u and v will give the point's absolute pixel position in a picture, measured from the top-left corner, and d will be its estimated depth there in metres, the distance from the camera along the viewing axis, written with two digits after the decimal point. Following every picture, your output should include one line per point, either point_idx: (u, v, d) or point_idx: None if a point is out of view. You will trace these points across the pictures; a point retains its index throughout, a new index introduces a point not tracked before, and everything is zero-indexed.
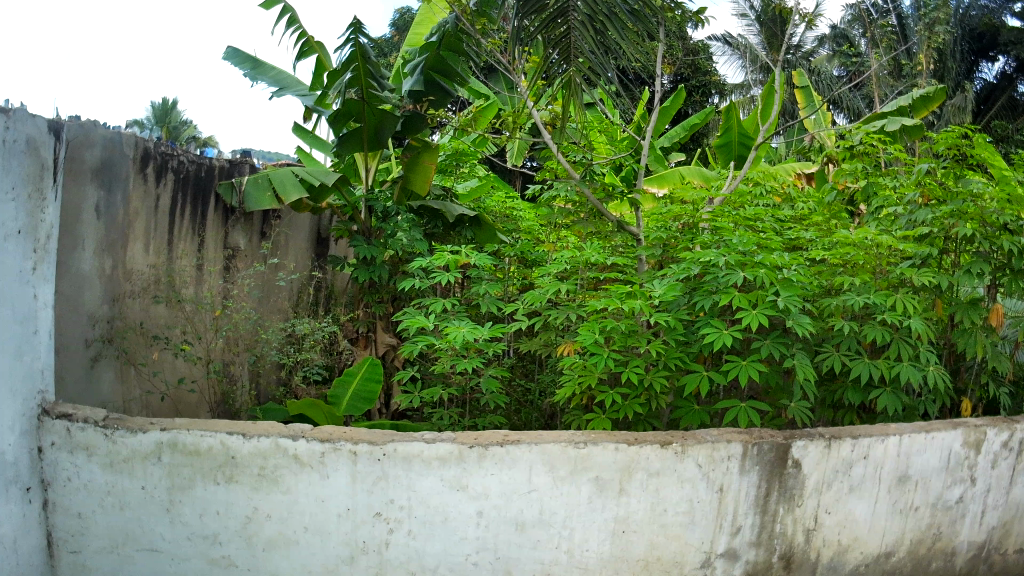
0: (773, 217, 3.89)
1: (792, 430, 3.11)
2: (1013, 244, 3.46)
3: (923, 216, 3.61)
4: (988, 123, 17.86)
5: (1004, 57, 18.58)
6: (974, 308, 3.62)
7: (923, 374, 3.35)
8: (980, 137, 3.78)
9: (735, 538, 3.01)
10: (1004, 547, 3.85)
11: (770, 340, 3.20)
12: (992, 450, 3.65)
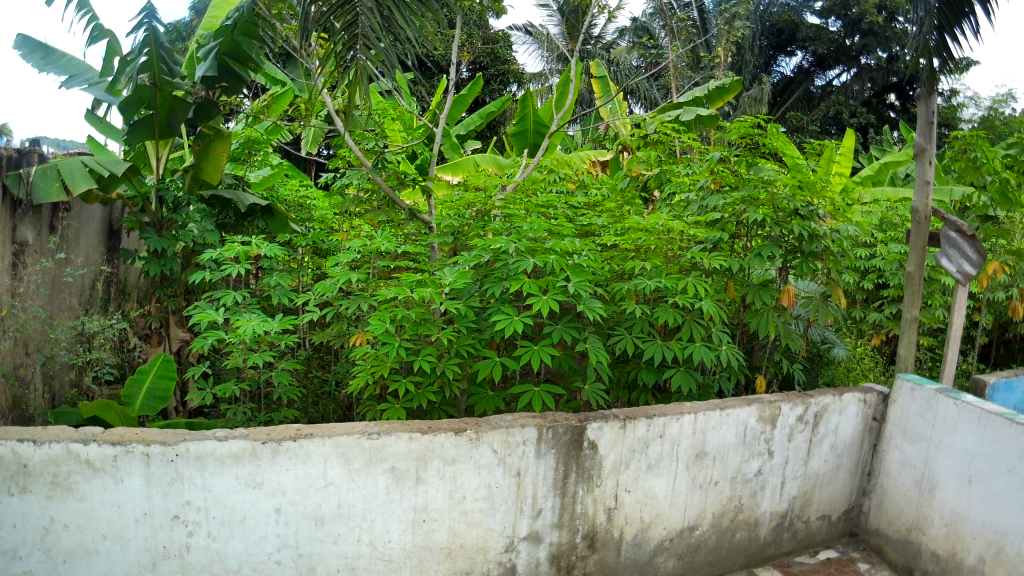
0: (566, 204, 4.16)
1: (589, 413, 3.27)
2: (803, 229, 3.70)
3: (716, 203, 3.84)
4: (782, 115, 18.86)
5: (801, 52, 19.59)
6: (765, 290, 3.86)
7: (715, 354, 3.66)
8: (771, 127, 4.03)
9: (537, 521, 3.16)
10: (805, 515, 4.21)
11: (562, 325, 3.47)
12: (788, 424, 3.93)
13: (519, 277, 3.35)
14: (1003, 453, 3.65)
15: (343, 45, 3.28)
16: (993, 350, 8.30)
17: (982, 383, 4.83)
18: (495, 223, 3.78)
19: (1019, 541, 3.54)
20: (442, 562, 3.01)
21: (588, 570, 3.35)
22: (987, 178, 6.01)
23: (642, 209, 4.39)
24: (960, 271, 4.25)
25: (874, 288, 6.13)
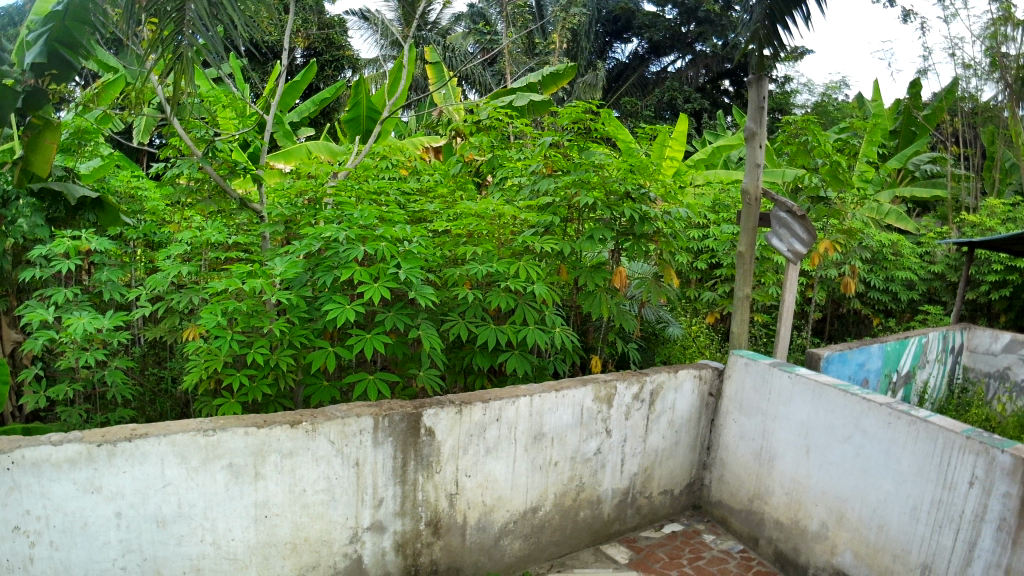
0: (400, 190, 4.31)
1: (424, 400, 3.30)
2: (634, 211, 3.93)
3: (548, 187, 4.03)
4: (617, 100, 19.20)
5: (636, 39, 19.98)
6: (597, 272, 4.10)
7: (549, 335, 3.92)
8: (602, 116, 4.32)
9: (379, 511, 3.16)
10: (647, 491, 4.36)
11: (394, 313, 3.55)
12: (624, 402, 4.05)
13: (350, 265, 3.39)
14: (838, 424, 3.84)
15: (175, 27, 3.03)
16: (826, 324, 8.69)
17: (815, 357, 5.00)
18: (326, 210, 3.83)
19: (859, 506, 3.71)
20: (287, 557, 2.96)
21: (434, 556, 3.38)
22: (816, 160, 6.27)
23: (477, 193, 4.62)
24: (790, 250, 4.41)
25: (707, 268, 6.34)
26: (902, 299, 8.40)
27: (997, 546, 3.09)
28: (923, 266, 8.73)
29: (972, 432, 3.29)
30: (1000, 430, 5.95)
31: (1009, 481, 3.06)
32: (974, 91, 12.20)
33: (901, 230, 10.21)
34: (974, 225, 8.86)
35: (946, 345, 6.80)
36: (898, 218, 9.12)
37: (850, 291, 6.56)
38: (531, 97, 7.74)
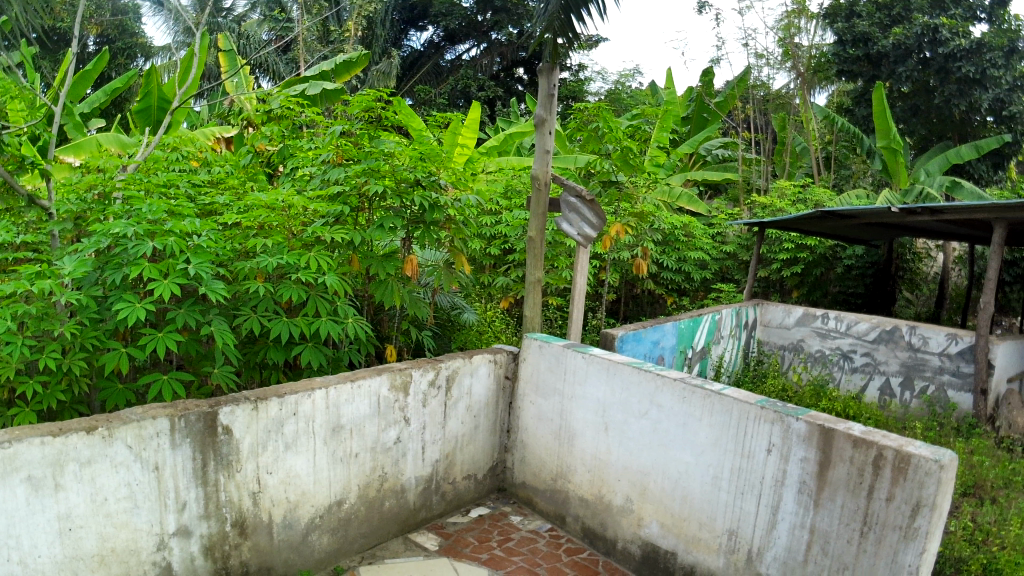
0: (188, 183, 4.18)
1: (218, 397, 3.21)
2: (424, 198, 4.20)
3: (339, 176, 4.18)
4: (411, 89, 19.01)
5: (432, 27, 19.85)
6: (387, 261, 4.30)
7: (343, 326, 3.99)
8: (389, 105, 4.46)
9: (183, 515, 3.05)
10: (450, 476, 4.40)
11: (184, 310, 3.43)
12: (420, 390, 4.09)
13: (139, 261, 3.27)
14: (633, 400, 3.97)
15: None
16: (621, 306, 8.97)
17: (611, 337, 5.12)
18: (115, 205, 3.66)
19: (661, 478, 3.85)
20: (95, 571, 2.80)
21: (243, 558, 3.29)
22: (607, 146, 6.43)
23: (267, 184, 4.62)
24: (580, 233, 4.52)
25: (499, 253, 6.42)
26: (696, 279, 8.73)
27: (798, 508, 3.28)
28: (715, 246, 9.11)
29: (765, 402, 3.48)
30: (794, 398, 6.27)
31: (806, 446, 3.25)
32: (763, 80, 12.81)
33: (693, 212, 10.60)
34: (762, 207, 9.32)
35: (738, 320, 7.13)
36: (690, 200, 9.46)
37: (643, 272, 6.76)
38: (325, 86, 7.86)
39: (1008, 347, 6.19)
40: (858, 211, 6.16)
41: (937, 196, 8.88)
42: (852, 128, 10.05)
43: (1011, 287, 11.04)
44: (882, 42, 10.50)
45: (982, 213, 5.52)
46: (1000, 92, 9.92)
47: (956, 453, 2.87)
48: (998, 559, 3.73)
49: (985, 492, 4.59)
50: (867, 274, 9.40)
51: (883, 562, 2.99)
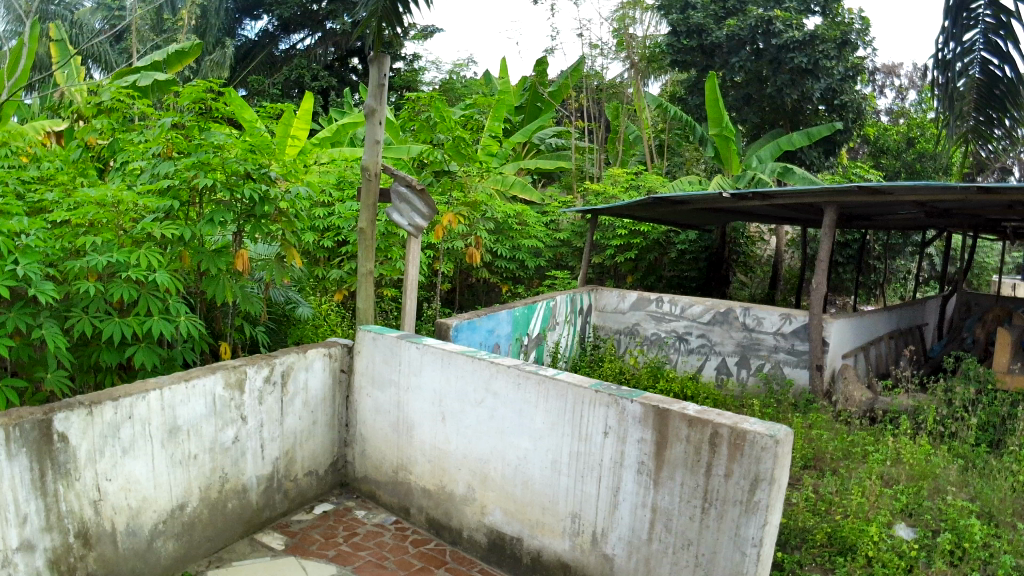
0: (12, 179, 3.98)
1: (51, 403, 3.06)
2: (254, 190, 4.16)
3: (167, 169, 4.07)
4: (245, 80, 18.50)
5: (268, 17, 19.39)
6: (218, 257, 4.21)
7: (175, 325, 3.87)
8: (219, 95, 4.36)
9: (24, 528, 2.89)
10: (292, 474, 4.33)
11: (13, 313, 3.26)
12: (256, 386, 4.00)
13: None
14: (469, 388, 3.99)
15: None
16: (457, 294, 8.74)
17: (444, 327, 5.09)
18: None
19: (501, 465, 3.88)
20: None
21: (89, 569, 3.15)
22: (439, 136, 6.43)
23: (95, 179, 4.41)
24: (412, 224, 4.50)
25: (332, 247, 6.45)
26: (530, 267, 8.81)
27: (639, 488, 3.36)
28: (548, 234, 9.22)
29: (599, 385, 3.54)
30: (631, 380, 6.40)
31: (642, 428, 3.33)
32: (597, 69, 13.01)
33: (527, 201, 10.67)
34: (595, 194, 9.50)
35: (572, 307, 7.22)
36: (524, 188, 9.52)
37: (477, 261, 6.80)
38: (158, 77, 7.60)
39: (840, 325, 6.49)
40: (690, 196, 6.33)
41: (768, 182, 9.22)
42: (685, 117, 10.33)
43: (842, 268, 11.58)
44: (715, 34, 10.84)
45: (810, 197, 5.77)
46: (831, 82, 10.32)
47: (790, 428, 3.00)
48: (841, 527, 3.91)
49: (825, 463, 4.79)
50: (700, 258, 9.81)
51: (726, 536, 3.10)
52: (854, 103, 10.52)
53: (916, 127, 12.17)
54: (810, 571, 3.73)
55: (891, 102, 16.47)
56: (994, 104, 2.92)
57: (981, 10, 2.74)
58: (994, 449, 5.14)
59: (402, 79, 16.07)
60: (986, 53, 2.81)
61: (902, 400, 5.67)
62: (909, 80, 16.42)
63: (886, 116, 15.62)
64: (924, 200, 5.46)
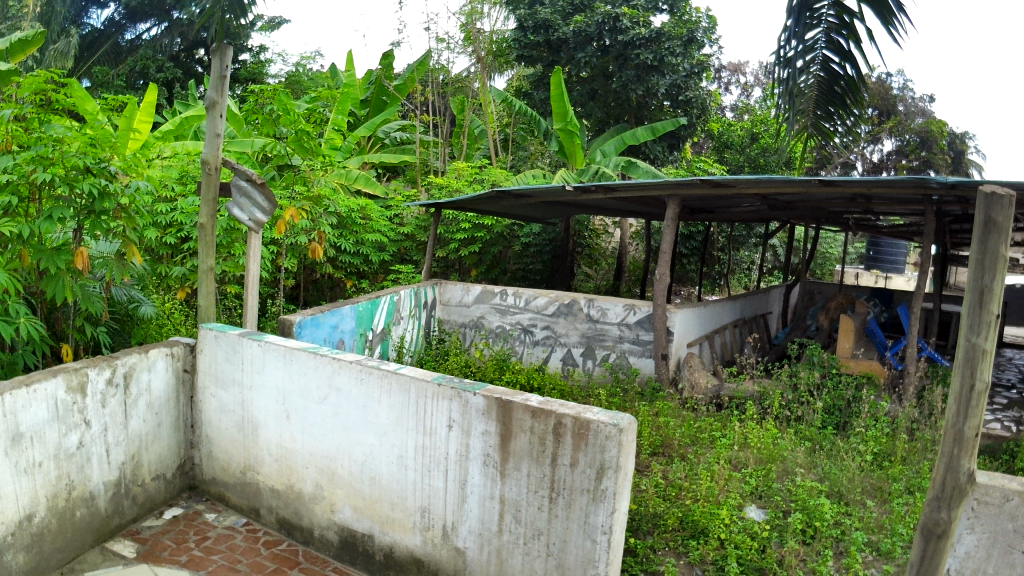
0: None
1: None
2: (93, 185, 4.01)
3: (4, 164, 3.89)
4: (86, 69, 17.81)
5: (110, 4, 18.69)
6: (57, 255, 4.05)
7: (14, 326, 3.72)
8: (58, 86, 4.19)
9: None
10: (140, 478, 4.19)
11: None
12: (98, 389, 3.85)
13: None
14: (312, 385, 3.95)
15: None
16: (302, 291, 8.52)
17: (288, 324, 5.13)
18: None
19: (348, 462, 3.85)
20: None
21: None
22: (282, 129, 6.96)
23: None
24: (251, 218, 4.48)
25: (176, 243, 6.39)
26: (374, 261, 8.70)
27: (486, 481, 3.37)
28: (392, 228, 9.14)
29: (441, 378, 3.54)
30: (477, 373, 6.41)
31: (485, 420, 3.34)
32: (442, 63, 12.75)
33: (370, 194, 10.53)
34: (439, 187, 9.48)
35: (416, 300, 7.18)
36: (367, 182, 9.41)
37: (319, 255, 6.70)
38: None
39: (684, 315, 6.67)
40: (533, 190, 6.39)
41: (612, 175, 9.39)
42: (530, 111, 10.39)
43: (686, 259, 11.97)
44: (563, 29, 10.90)
45: (654, 190, 5.89)
46: (677, 79, 10.67)
47: (633, 416, 3.05)
48: (691, 511, 4.00)
49: (672, 449, 4.90)
50: (546, 250, 9.99)
51: (575, 525, 3.14)
52: (697, 99, 10.96)
53: (759, 123, 12.60)
54: (663, 556, 3.80)
55: (736, 98, 17.01)
56: (834, 101, 3.26)
57: (824, 11, 2.96)
58: (838, 431, 5.35)
59: (249, 70, 15.77)
60: (829, 51, 3.07)
61: (747, 387, 5.86)
62: (755, 77, 16.94)
63: (731, 112, 16.08)
64: (764, 193, 5.64)
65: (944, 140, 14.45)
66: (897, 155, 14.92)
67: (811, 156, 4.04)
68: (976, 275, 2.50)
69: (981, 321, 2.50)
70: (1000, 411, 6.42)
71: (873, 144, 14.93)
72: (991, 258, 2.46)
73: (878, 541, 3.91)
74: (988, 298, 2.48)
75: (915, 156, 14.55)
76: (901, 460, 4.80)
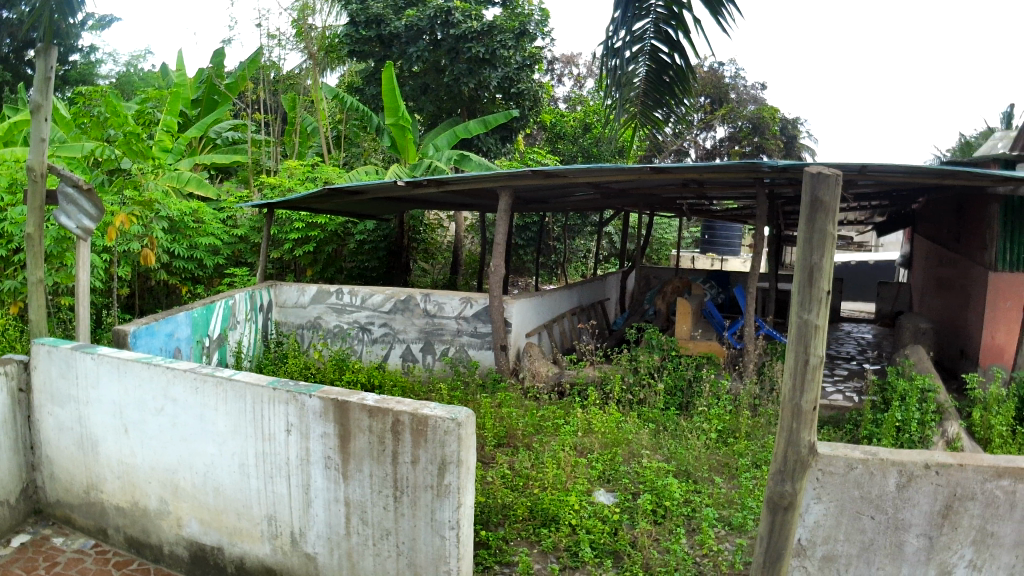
0: None
1: None
2: None
3: None
4: None
5: None
6: None
7: None
8: None
9: None
10: None
11: None
12: None
13: None
14: (148, 397, 3.82)
15: None
16: (138, 299, 8.20)
17: (122, 333, 5.02)
18: None
19: (190, 474, 3.74)
20: None
21: None
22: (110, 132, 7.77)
23: None
24: (79, 226, 4.33)
25: (8, 255, 6.17)
26: (209, 266, 8.47)
27: (329, 483, 3.31)
28: (224, 230, 8.91)
29: (277, 382, 3.46)
30: (316, 375, 6.34)
31: (323, 422, 3.28)
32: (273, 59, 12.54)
33: (202, 197, 10.26)
34: (271, 187, 9.33)
35: (252, 304, 7.04)
36: (199, 185, 9.19)
37: (151, 262, 7.04)
38: None
39: (522, 305, 6.76)
40: (367, 185, 6.36)
41: (444, 169, 9.45)
42: (361, 107, 10.31)
43: (522, 250, 12.32)
44: (394, 23, 10.76)
45: (486, 181, 5.95)
46: (509, 71, 10.83)
47: (470, 409, 3.05)
48: (540, 499, 4.02)
49: (517, 439, 4.96)
50: (380, 247, 9.95)
51: (422, 522, 3.12)
52: (529, 90, 11.18)
53: (591, 113, 12.86)
54: (516, 546, 3.80)
55: (570, 89, 17.26)
56: (663, 92, 3.37)
57: (653, 3, 3.05)
58: (680, 411, 5.53)
59: (75, 72, 15.15)
60: (656, 40, 3.16)
61: (588, 372, 6.00)
62: (586, 69, 17.19)
63: (563, 104, 16.29)
64: (595, 181, 5.78)
65: (775, 126, 15.05)
66: (729, 140, 15.26)
67: (642, 146, 4.15)
68: (804, 254, 2.56)
69: (812, 298, 2.57)
70: (840, 383, 6.71)
71: (706, 131, 15.40)
72: (820, 237, 2.51)
73: (728, 516, 3.98)
74: (817, 275, 2.54)
75: (748, 142, 15.03)
76: (746, 435, 4.93)
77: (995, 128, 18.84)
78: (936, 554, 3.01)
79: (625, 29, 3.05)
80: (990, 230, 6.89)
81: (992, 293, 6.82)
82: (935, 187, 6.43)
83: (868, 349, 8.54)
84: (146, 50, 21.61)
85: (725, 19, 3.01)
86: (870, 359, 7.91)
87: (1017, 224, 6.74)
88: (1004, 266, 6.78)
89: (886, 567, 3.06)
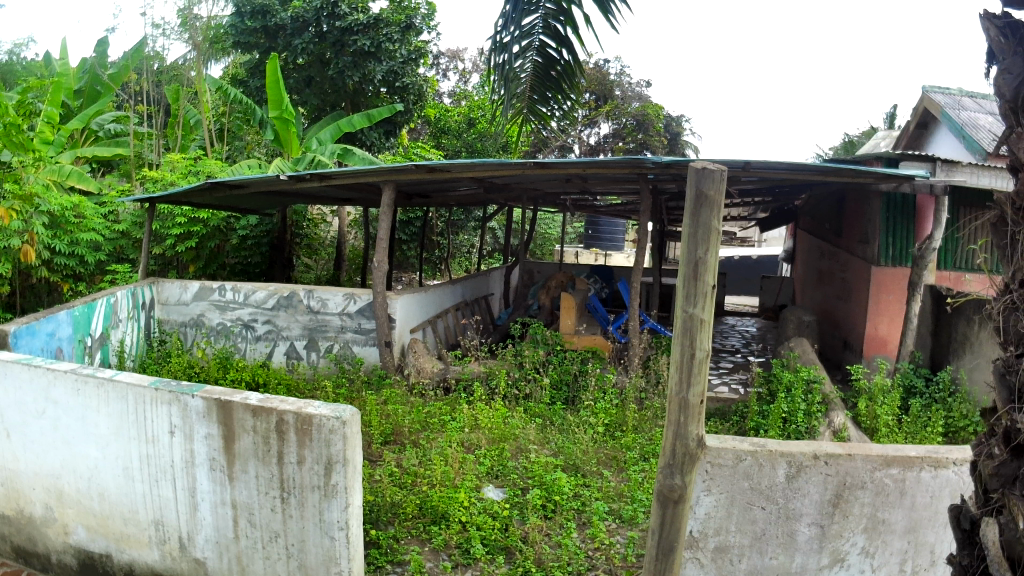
0: None
1: None
2: None
3: None
4: None
5: None
6: None
7: None
8: None
9: None
10: None
11: None
12: None
13: None
14: (28, 399, 3.67)
15: None
16: (18, 298, 7.90)
17: (3, 333, 4.82)
18: None
19: (73, 479, 3.61)
20: None
21: None
22: None
23: None
24: None
25: None
26: (90, 262, 8.24)
27: (215, 486, 3.22)
28: (105, 225, 8.66)
29: (159, 381, 3.34)
30: (200, 374, 6.22)
31: (207, 423, 3.17)
32: (157, 50, 12.24)
33: (83, 191, 9.97)
34: (152, 181, 9.12)
35: (134, 301, 6.85)
36: (81, 179, 8.97)
37: (31, 257, 7.06)
38: None
39: (405, 301, 6.76)
40: (248, 179, 6.24)
41: (327, 163, 9.35)
42: (245, 99, 10.08)
43: (407, 245, 12.32)
44: (280, 15, 10.60)
45: (368, 175, 5.94)
46: (393, 65, 10.81)
47: (356, 407, 2.99)
48: (429, 496, 3.99)
49: (404, 436, 4.96)
50: (262, 243, 9.80)
51: (310, 523, 3.06)
52: (413, 85, 11.16)
53: (476, 109, 12.91)
54: (407, 544, 3.76)
55: (456, 84, 17.26)
56: (550, 86, 3.35)
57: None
58: (566, 405, 5.62)
59: None
60: (544, 36, 3.13)
61: (472, 368, 6.05)
62: (472, 64, 17.18)
63: (449, 98, 16.25)
64: (478, 175, 5.81)
65: (658, 123, 15.43)
66: (613, 137, 15.48)
67: (526, 140, 4.16)
68: (690, 249, 2.56)
69: (697, 292, 2.57)
70: (726, 374, 6.87)
71: (590, 128, 15.49)
72: (705, 230, 2.53)
73: (619, 510, 3.98)
74: (702, 270, 2.54)
75: (632, 138, 15.39)
76: (633, 429, 5.01)
77: (873, 128, 19.51)
78: (828, 542, 3.08)
79: (514, 24, 3.01)
80: (873, 225, 7.09)
81: (875, 286, 7.01)
82: (818, 184, 6.56)
83: (753, 341, 8.74)
84: (26, 39, 20.83)
85: (612, 16, 2.88)
86: (755, 352, 8.06)
87: (899, 221, 6.95)
88: (887, 260, 6.96)
89: (779, 556, 3.10)
